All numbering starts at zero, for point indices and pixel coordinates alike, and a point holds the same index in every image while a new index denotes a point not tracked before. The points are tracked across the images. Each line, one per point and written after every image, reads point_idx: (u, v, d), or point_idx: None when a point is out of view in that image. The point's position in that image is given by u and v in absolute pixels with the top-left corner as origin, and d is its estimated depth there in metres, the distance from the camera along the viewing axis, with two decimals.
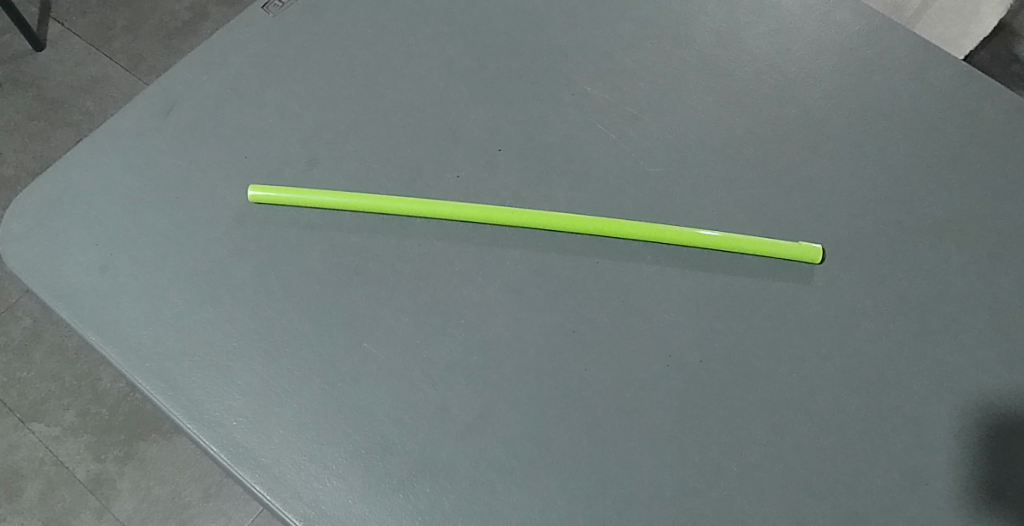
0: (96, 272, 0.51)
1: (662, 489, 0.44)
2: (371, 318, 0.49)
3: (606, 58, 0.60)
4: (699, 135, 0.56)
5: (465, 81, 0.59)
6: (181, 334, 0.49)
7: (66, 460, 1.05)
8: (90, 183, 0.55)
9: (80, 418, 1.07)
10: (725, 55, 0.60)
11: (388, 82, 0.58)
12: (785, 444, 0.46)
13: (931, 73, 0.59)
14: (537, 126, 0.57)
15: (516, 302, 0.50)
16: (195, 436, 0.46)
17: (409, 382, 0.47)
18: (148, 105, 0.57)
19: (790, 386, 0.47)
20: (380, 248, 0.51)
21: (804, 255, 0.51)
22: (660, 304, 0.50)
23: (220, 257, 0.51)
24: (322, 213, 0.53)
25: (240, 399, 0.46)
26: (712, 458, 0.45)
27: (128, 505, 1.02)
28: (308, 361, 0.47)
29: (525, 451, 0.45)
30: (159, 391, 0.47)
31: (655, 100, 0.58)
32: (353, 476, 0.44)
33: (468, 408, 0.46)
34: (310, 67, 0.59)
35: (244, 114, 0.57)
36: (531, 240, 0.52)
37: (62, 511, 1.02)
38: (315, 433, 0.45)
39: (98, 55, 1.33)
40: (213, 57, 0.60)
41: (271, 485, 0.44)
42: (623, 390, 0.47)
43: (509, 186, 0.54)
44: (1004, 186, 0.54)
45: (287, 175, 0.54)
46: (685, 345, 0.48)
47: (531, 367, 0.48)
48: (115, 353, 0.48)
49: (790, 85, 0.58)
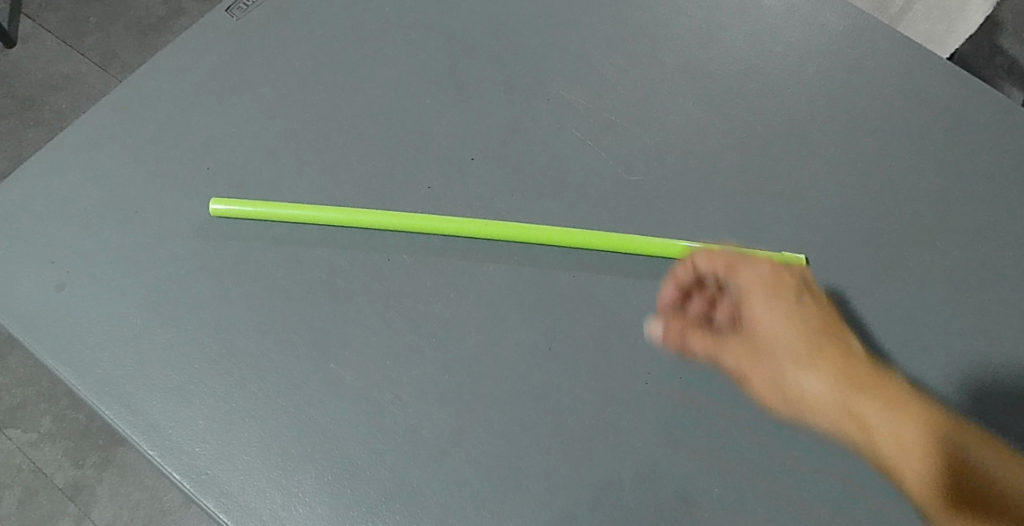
0: (52, 292, 0.49)
1: (640, 511, 0.44)
2: (340, 337, 0.47)
3: (582, 60, 0.58)
4: (679, 142, 0.55)
5: (438, 85, 0.57)
6: (141, 356, 0.47)
7: (44, 467, 0.98)
8: (44, 197, 0.52)
9: (57, 423, 1.01)
10: (703, 57, 0.59)
11: (359, 87, 0.57)
12: (766, 463, 0.45)
13: (916, 76, 0.58)
14: (514, 134, 0.55)
15: (489, 319, 0.48)
16: (155, 462, 0.44)
17: (379, 404, 0.45)
18: (108, 113, 0.55)
19: (769, 401, 0.46)
20: (349, 263, 0.50)
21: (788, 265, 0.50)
22: (637, 319, 0.49)
23: (182, 273, 0.49)
24: (287, 228, 0.51)
25: (203, 424, 0.45)
26: (693, 480, 0.44)
27: (108, 510, 0.96)
28: (273, 383, 0.46)
29: (498, 474, 0.44)
30: (118, 415, 0.45)
31: (632, 104, 0.56)
32: (320, 504, 0.43)
33: (442, 431, 0.45)
34: (277, 73, 0.57)
35: (207, 122, 0.55)
36: (504, 253, 0.50)
37: (39, 518, 0.96)
38: (281, 459, 0.44)
39: (71, 51, 1.29)
40: (176, 63, 0.58)
41: (236, 514, 0.43)
42: (600, 411, 0.46)
43: (482, 196, 0.53)
44: (988, 190, 0.53)
45: (251, 187, 0.53)
46: (663, 362, 0.47)
47: (506, 386, 0.46)
48: (72, 376, 0.47)
49: (769, 88, 0.57)
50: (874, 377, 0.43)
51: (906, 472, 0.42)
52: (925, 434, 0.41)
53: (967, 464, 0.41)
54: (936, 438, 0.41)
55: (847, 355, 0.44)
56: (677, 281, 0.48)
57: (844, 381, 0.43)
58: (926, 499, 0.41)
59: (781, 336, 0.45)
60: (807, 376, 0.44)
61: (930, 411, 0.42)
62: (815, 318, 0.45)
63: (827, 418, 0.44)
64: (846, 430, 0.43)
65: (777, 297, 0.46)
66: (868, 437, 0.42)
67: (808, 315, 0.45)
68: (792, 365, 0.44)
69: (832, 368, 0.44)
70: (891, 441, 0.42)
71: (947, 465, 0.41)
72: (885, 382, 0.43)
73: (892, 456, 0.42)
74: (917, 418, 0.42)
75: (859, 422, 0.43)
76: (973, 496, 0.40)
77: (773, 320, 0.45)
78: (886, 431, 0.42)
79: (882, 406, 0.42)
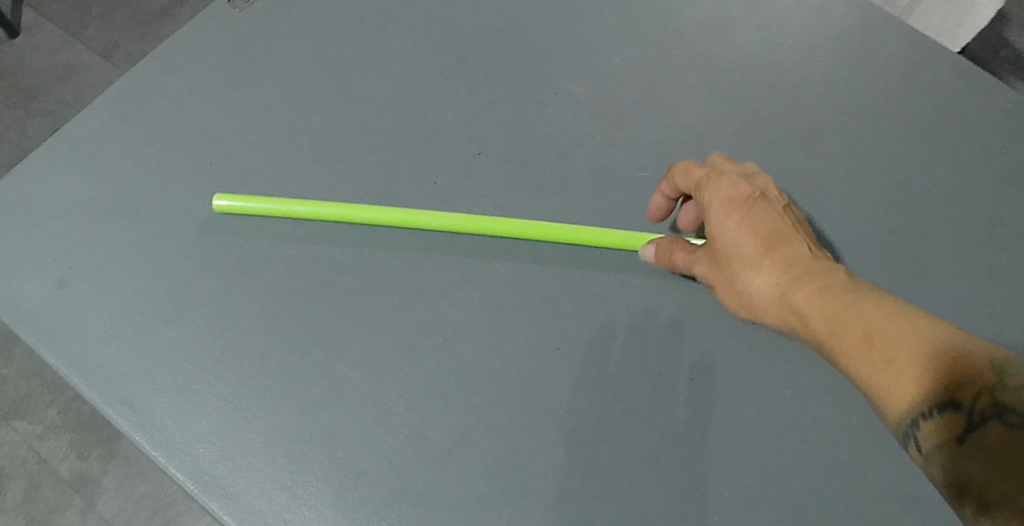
0: (55, 290, 0.49)
1: (648, 513, 0.43)
2: (345, 336, 0.47)
3: (590, 54, 0.57)
4: (689, 137, 0.54)
5: (443, 79, 0.56)
6: (144, 355, 0.46)
7: (49, 458, 0.82)
8: (46, 194, 0.52)
9: (62, 415, 0.83)
10: (714, 50, 0.58)
11: (362, 81, 0.56)
12: (774, 466, 0.45)
13: (928, 70, 0.57)
14: (520, 128, 0.54)
15: (495, 318, 0.47)
16: (159, 463, 0.44)
17: (385, 405, 0.45)
18: (108, 108, 0.55)
19: (778, 403, 0.46)
20: (354, 261, 0.49)
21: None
22: (645, 318, 0.48)
23: (185, 271, 0.49)
24: (291, 225, 0.50)
25: (207, 425, 0.44)
26: (700, 483, 0.44)
27: (115, 503, 0.80)
28: (278, 383, 0.45)
29: (505, 475, 0.44)
30: (121, 416, 0.45)
31: (641, 98, 0.55)
32: (326, 506, 0.42)
33: (448, 432, 0.44)
34: (280, 66, 0.56)
35: (209, 117, 0.54)
36: (511, 250, 0.50)
37: (45, 511, 0.80)
38: (285, 460, 0.43)
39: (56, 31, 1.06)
40: (178, 57, 0.57)
41: (241, 516, 0.42)
42: (608, 412, 0.45)
43: (487, 192, 0.52)
44: (1003, 186, 0.52)
45: (255, 184, 0.52)
46: (671, 361, 0.47)
47: (512, 386, 0.46)
48: (75, 376, 0.46)
49: (781, 82, 0.56)
50: (818, 267, 0.39)
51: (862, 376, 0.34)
52: (914, 331, 0.33)
53: (956, 361, 0.31)
54: (920, 336, 0.32)
55: (801, 252, 0.40)
56: (664, 194, 0.48)
57: (791, 280, 0.39)
58: (901, 414, 0.32)
59: (741, 241, 0.41)
60: (753, 275, 0.40)
61: (889, 303, 0.35)
62: (774, 225, 0.41)
63: (778, 318, 0.39)
64: (797, 328, 0.38)
65: (733, 211, 0.42)
66: (806, 329, 0.38)
67: (769, 219, 0.41)
68: (742, 269, 0.41)
69: (781, 266, 0.39)
70: (863, 342, 0.34)
71: (926, 368, 0.31)
72: (854, 284, 0.37)
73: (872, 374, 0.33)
74: (867, 308, 0.35)
75: (802, 320, 0.38)
76: (943, 399, 0.30)
77: (734, 231, 0.41)
78: (841, 328, 0.35)
79: (829, 308, 0.36)
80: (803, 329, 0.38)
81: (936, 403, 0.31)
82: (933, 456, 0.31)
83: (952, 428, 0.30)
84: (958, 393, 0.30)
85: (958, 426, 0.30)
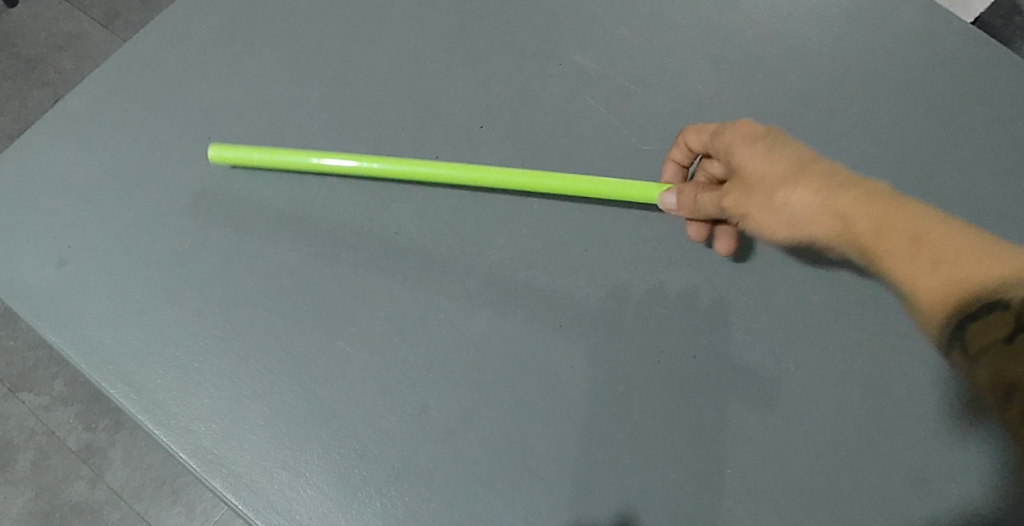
0: (55, 268, 0.48)
1: (650, 490, 0.43)
2: (347, 314, 0.46)
3: (596, 23, 0.56)
4: (697, 111, 0.53)
5: (445, 50, 0.55)
6: (144, 334, 0.46)
7: (57, 429, 0.82)
8: (44, 169, 0.51)
9: (70, 387, 0.83)
10: (724, 20, 0.56)
11: (363, 52, 0.55)
12: (779, 445, 0.44)
13: (944, 41, 0.55)
14: (524, 101, 0.53)
15: (498, 295, 0.47)
16: (162, 442, 0.44)
17: (386, 383, 0.45)
18: (104, 81, 0.53)
19: (784, 381, 0.45)
20: (355, 237, 0.48)
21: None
22: (651, 296, 0.47)
23: (185, 249, 0.48)
24: (292, 201, 0.50)
25: (208, 403, 0.44)
26: (704, 461, 0.44)
27: (122, 473, 0.80)
28: (279, 361, 0.45)
29: (507, 453, 0.43)
30: (122, 394, 0.45)
31: (649, 70, 0.54)
32: (327, 484, 0.43)
33: (450, 410, 0.44)
34: (278, 37, 0.55)
35: (207, 90, 0.53)
36: (514, 227, 0.49)
37: (54, 481, 0.80)
38: (287, 439, 0.43)
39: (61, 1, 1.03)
40: (175, 27, 0.55)
41: (243, 495, 0.42)
42: (611, 390, 0.45)
43: (491, 167, 0.51)
44: (1016, 162, 0.51)
45: (254, 158, 0.51)
46: (675, 338, 0.46)
47: (516, 364, 0.45)
48: (76, 354, 0.46)
49: (792, 54, 0.55)
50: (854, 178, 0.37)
51: (909, 281, 0.33)
52: (962, 233, 0.33)
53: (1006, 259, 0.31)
54: (970, 236, 0.33)
55: (833, 166, 0.38)
56: (677, 162, 0.48)
57: (831, 187, 0.37)
58: (947, 320, 0.32)
59: (771, 163, 0.39)
60: (790, 192, 0.37)
61: (938, 213, 0.34)
62: (803, 149, 0.39)
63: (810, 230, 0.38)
64: (835, 235, 0.37)
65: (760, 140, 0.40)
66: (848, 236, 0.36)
67: (791, 143, 0.39)
68: (774, 187, 0.38)
69: (819, 180, 0.37)
70: (912, 245, 0.33)
71: (976, 272, 0.32)
72: (895, 190, 0.36)
73: (926, 278, 0.33)
74: (919, 218, 0.34)
75: (844, 230, 0.36)
76: (988, 299, 0.31)
77: (763, 157, 0.39)
78: (890, 236, 0.34)
79: (883, 211, 0.35)
80: (843, 237, 0.36)
81: (984, 303, 0.31)
82: (982, 358, 0.32)
83: (1002, 323, 0.31)
84: (1007, 291, 0.31)
85: (1004, 325, 0.31)
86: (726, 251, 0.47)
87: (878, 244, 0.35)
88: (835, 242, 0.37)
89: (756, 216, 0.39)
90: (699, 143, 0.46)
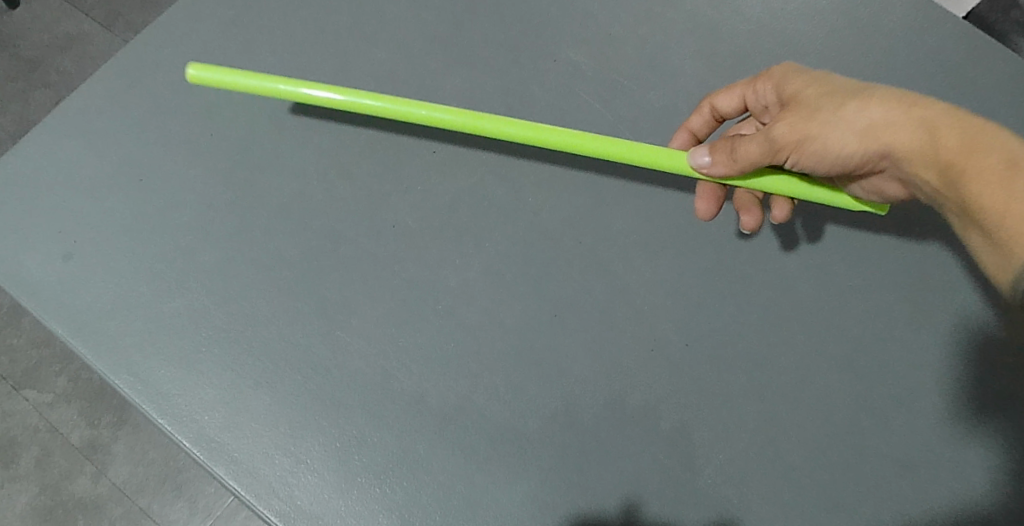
0: (61, 262, 0.49)
1: (642, 475, 0.44)
2: (346, 305, 0.47)
3: (591, 20, 0.57)
4: (689, 106, 0.54)
5: (442, 47, 0.56)
6: (149, 325, 0.47)
7: (59, 426, 0.83)
8: (49, 166, 0.52)
9: (72, 384, 0.84)
10: (716, 15, 0.57)
11: (361, 50, 0.56)
12: (767, 431, 0.46)
13: (929, 39, 0.56)
14: (520, 97, 0.54)
15: (495, 286, 0.48)
16: (166, 430, 0.45)
17: (385, 372, 0.46)
18: (107, 78, 0.54)
19: (773, 370, 0.47)
20: (354, 231, 0.49)
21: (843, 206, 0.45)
22: (644, 287, 0.48)
23: (188, 243, 0.49)
24: (292, 195, 0.51)
25: (212, 393, 0.45)
26: (696, 447, 0.45)
27: (124, 469, 0.81)
28: (280, 352, 0.46)
29: (503, 440, 0.45)
30: (127, 384, 0.46)
31: (642, 66, 0.55)
32: (328, 471, 0.44)
33: (448, 399, 0.45)
34: (278, 35, 0.56)
35: (208, 86, 0.54)
36: (510, 219, 0.50)
37: (57, 478, 0.81)
38: (288, 426, 0.44)
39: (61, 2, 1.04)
40: (176, 25, 0.56)
41: (245, 481, 0.43)
42: (605, 378, 0.46)
43: (488, 159, 0.51)
44: None
45: (254, 154, 0.52)
46: (667, 328, 0.47)
47: (512, 353, 0.46)
48: (82, 345, 0.47)
49: (783, 49, 0.56)
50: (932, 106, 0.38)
51: (997, 199, 0.34)
52: None
53: None
54: None
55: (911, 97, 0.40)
56: (690, 131, 0.50)
57: (910, 106, 0.38)
58: None
59: (849, 87, 0.41)
60: (865, 108, 0.39)
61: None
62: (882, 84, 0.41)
63: (884, 142, 0.39)
64: (911, 151, 0.38)
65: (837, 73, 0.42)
66: (924, 150, 0.37)
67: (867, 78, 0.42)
68: (848, 104, 0.40)
69: (897, 100, 0.38)
70: (1004, 168, 0.34)
71: None
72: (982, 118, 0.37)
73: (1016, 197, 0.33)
74: (1007, 145, 0.35)
75: (921, 147, 0.37)
76: None
77: (840, 83, 0.41)
78: (977, 154, 0.35)
79: (966, 126, 0.36)
80: (918, 151, 0.37)
81: None
82: None
83: None
84: None
85: None
86: (754, 225, 0.47)
87: (960, 159, 0.35)
88: (910, 158, 0.38)
89: (821, 134, 0.40)
90: (738, 100, 0.48)
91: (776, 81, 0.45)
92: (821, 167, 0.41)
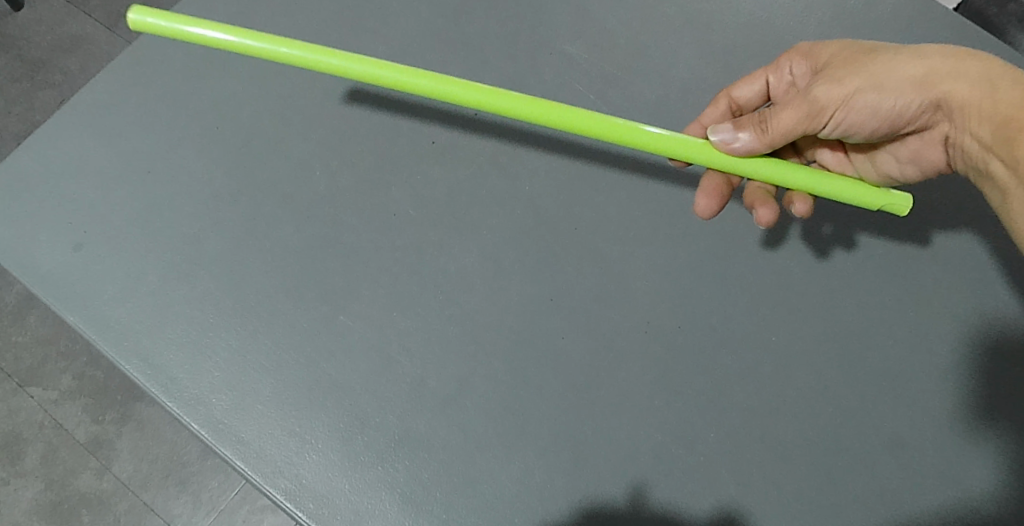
0: (71, 252, 0.50)
1: (638, 453, 0.45)
2: (349, 291, 0.49)
3: (586, 14, 0.58)
4: (683, 96, 0.55)
5: (441, 41, 0.57)
6: (157, 312, 0.48)
7: (65, 422, 0.84)
8: (57, 160, 0.53)
9: (77, 381, 0.86)
10: (709, 9, 0.58)
11: (362, 44, 0.57)
12: (760, 410, 0.47)
13: (919, 29, 0.57)
14: (517, 89, 0.55)
15: (493, 272, 0.49)
16: (174, 412, 0.46)
17: (387, 356, 0.47)
18: (113, 74, 0.56)
19: (765, 352, 0.48)
20: (356, 219, 0.51)
21: (859, 203, 0.43)
22: (639, 272, 0.49)
23: (194, 233, 0.50)
24: (295, 185, 0.52)
25: (219, 376, 0.47)
26: (690, 426, 0.46)
27: (128, 465, 0.83)
28: (285, 336, 0.47)
29: (502, 421, 0.46)
30: (137, 368, 0.47)
31: (636, 59, 0.56)
32: (331, 450, 0.45)
33: (448, 381, 0.46)
34: (280, 30, 0.57)
35: (213, 81, 0.55)
36: (508, 207, 0.51)
37: (63, 473, 0.82)
38: (294, 407, 0.46)
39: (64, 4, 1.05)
40: None
41: (252, 460, 0.45)
42: (601, 360, 0.47)
43: (486, 150, 0.53)
44: None
45: (258, 146, 0.53)
46: (661, 312, 0.48)
47: (510, 337, 0.48)
48: (92, 331, 0.48)
49: (774, 41, 0.57)
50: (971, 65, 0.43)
51: None
52: None
53: None
54: None
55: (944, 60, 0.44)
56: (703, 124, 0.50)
57: (959, 60, 0.42)
58: None
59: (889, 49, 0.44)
60: (917, 62, 0.42)
61: None
62: None
63: (941, 91, 0.42)
64: (969, 99, 0.41)
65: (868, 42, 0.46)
66: (980, 100, 0.40)
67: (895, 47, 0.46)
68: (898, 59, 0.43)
69: (944, 56, 0.42)
70: None
71: None
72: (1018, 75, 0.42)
73: None
74: None
75: (980, 96, 0.40)
76: None
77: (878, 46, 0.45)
78: None
79: (1021, 79, 0.40)
80: (976, 100, 0.40)
81: None
82: None
83: None
84: None
85: None
86: (769, 218, 0.47)
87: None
88: (967, 107, 0.41)
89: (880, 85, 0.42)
90: (760, 84, 0.51)
91: (807, 54, 0.48)
92: (872, 120, 0.44)
